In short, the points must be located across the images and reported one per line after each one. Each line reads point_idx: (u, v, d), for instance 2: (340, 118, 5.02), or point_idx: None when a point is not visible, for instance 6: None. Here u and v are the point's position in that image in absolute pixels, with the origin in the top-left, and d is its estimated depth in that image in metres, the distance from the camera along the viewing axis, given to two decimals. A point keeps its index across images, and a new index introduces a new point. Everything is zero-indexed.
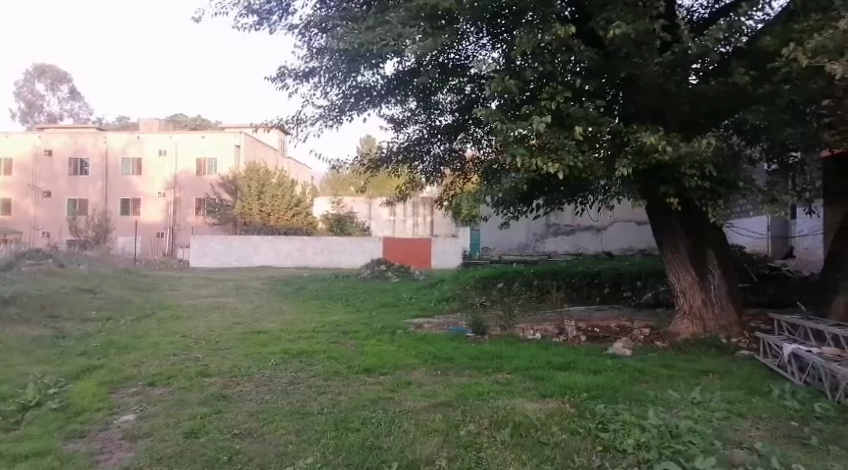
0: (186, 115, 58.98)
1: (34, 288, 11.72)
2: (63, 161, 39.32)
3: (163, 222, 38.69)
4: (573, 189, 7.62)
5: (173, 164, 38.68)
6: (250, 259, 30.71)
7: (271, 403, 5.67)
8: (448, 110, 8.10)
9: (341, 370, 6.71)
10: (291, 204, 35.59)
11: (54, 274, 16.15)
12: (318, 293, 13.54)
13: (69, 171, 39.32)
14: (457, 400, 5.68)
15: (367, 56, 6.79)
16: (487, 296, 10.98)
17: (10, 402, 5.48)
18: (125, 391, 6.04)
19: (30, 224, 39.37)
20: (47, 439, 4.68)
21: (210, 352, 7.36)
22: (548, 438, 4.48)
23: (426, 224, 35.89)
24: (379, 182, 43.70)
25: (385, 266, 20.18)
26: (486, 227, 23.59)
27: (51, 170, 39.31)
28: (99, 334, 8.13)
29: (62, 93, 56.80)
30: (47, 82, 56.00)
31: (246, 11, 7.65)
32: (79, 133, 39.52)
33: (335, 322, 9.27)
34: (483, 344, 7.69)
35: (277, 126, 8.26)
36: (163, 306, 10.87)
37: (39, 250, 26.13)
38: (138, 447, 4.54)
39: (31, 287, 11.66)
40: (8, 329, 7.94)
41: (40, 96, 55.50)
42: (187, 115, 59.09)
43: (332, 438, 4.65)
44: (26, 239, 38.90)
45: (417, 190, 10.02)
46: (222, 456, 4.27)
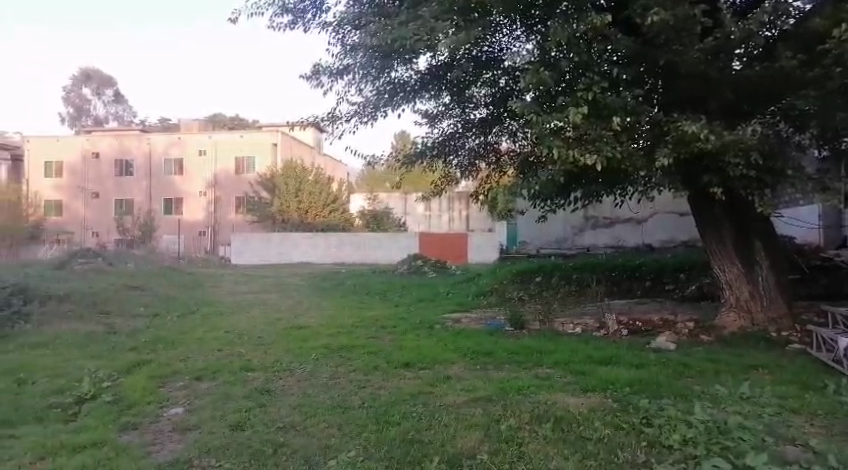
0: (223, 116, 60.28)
1: (87, 286, 12.17)
2: (108, 163, 40.64)
3: (204, 220, 39.72)
4: (611, 180, 7.47)
5: (212, 164, 39.63)
6: (288, 256, 31.20)
7: (313, 397, 5.76)
8: (483, 103, 8.03)
9: (381, 365, 6.77)
10: (327, 200, 35.94)
11: (106, 272, 16.76)
12: (356, 288, 13.70)
13: (114, 172, 40.62)
14: (497, 395, 5.67)
15: (400, 51, 6.81)
16: (524, 290, 10.90)
17: (67, 395, 5.72)
18: (172, 385, 6.23)
19: (80, 224, 40.83)
20: (103, 430, 4.87)
21: (252, 348, 7.51)
22: (590, 434, 4.43)
23: (462, 218, 35.95)
24: (413, 178, 43.78)
25: (421, 261, 20.27)
26: (524, 220, 23.40)
27: (98, 171, 40.67)
28: (148, 330, 8.39)
29: (106, 97, 58.54)
30: (92, 86, 58.18)
31: (281, 11, 7.75)
32: (124, 135, 40.79)
33: (373, 317, 9.35)
34: (523, 339, 7.65)
35: (313, 124, 8.34)
36: (207, 303, 11.13)
37: (90, 249, 27.07)
38: (187, 439, 4.68)
39: (84, 285, 12.11)
40: (63, 326, 8.28)
41: (86, 100, 57.68)
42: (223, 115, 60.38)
43: (374, 431, 4.71)
44: (76, 238, 40.39)
45: (452, 185, 10.03)
46: (267, 448, 4.36)
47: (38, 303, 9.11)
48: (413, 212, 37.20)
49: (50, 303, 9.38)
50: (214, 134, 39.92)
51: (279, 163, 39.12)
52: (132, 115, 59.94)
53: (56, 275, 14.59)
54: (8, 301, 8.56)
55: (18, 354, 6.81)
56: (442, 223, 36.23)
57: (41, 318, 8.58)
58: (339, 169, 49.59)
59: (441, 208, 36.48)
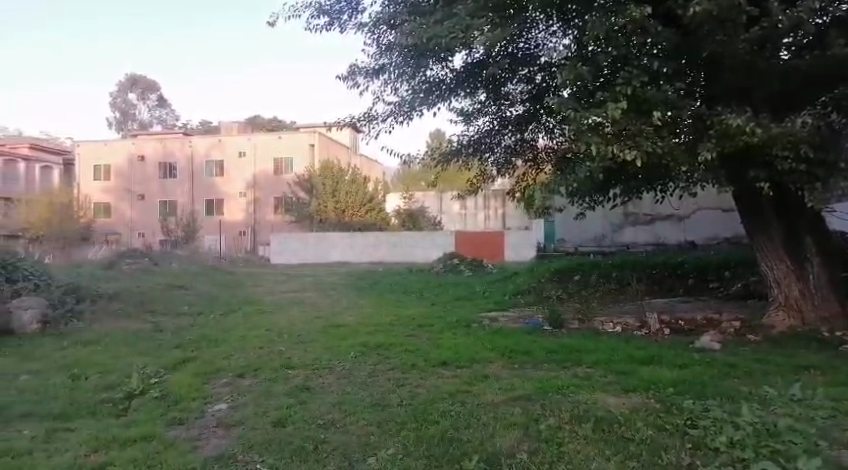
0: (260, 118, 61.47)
1: (135, 285, 12.58)
2: (153, 165, 41.91)
3: (244, 221, 40.59)
4: (651, 177, 7.31)
5: (252, 165, 40.49)
6: (326, 255, 31.58)
7: (352, 395, 5.83)
8: (518, 100, 8.00)
9: (418, 363, 6.80)
10: (364, 200, 36.19)
11: (153, 272, 17.28)
12: (393, 287, 13.78)
13: (159, 174, 41.86)
14: (536, 394, 5.63)
15: (436, 49, 6.81)
16: (563, 289, 10.76)
17: (118, 390, 5.93)
18: (216, 382, 6.39)
19: (126, 225, 42.22)
20: (152, 424, 5.03)
21: (293, 346, 7.64)
22: (632, 435, 4.36)
23: (498, 216, 35.79)
24: (447, 177, 43.72)
25: (457, 260, 20.27)
26: (561, 218, 23.10)
27: (144, 174, 41.99)
28: (192, 328, 8.63)
29: (151, 101, 60.34)
30: (138, 92, 60.15)
31: (317, 13, 7.84)
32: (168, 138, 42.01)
33: (410, 316, 9.40)
34: (561, 338, 7.56)
35: (349, 125, 8.40)
36: (249, 302, 11.38)
37: (136, 249, 27.99)
38: (232, 435, 4.80)
39: (131, 285, 12.50)
40: (113, 324, 8.58)
41: (131, 105, 59.62)
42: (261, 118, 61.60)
43: (412, 429, 4.74)
44: (124, 239, 41.79)
45: (488, 183, 10.01)
46: (308, 445, 4.43)
47: (90, 301, 9.47)
48: (448, 211, 37.22)
49: (101, 301, 9.75)
50: (252, 136, 40.75)
51: (315, 163, 39.62)
52: (175, 119, 61.68)
53: (107, 275, 15.14)
54: (62, 300, 8.78)
55: (72, 351, 7.09)
56: (477, 221, 36.12)
57: (92, 316, 8.90)
58: (375, 168, 49.90)
59: (477, 207, 36.37)
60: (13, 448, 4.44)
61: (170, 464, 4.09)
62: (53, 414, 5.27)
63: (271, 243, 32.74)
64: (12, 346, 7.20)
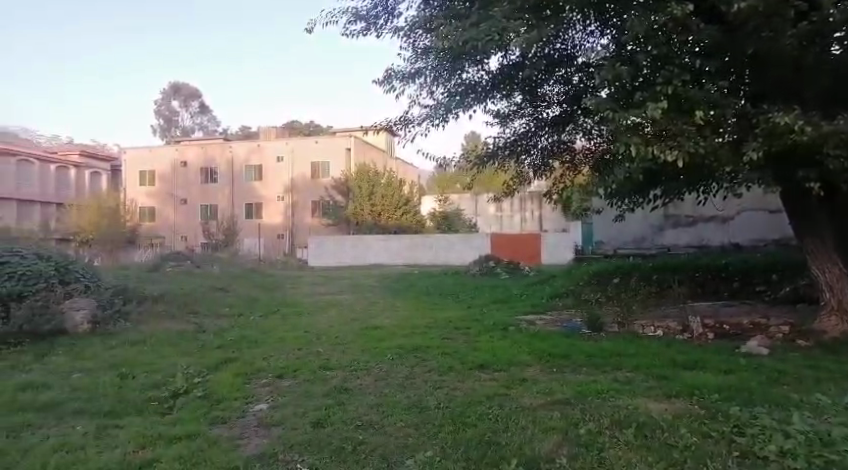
0: (297, 123, 62.55)
1: (180, 287, 12.93)
2: (195, 171, 42.97)
3: (282, 224, 41.29)
4: (694, 177, 7.13)
5: (290, 169, 41.20)
6: (363, 258, 31.83)
7: (390, 396, 5.87)
8: (555, 101, 7.96)
9: (456, 365, 6.79)
10: (400, 203, 36.14)
11: (198, 274, 17.72)
12: (431, 289, 13.82)
13: (200, 180, 42.92)
14: (575, 398, 5.56)
15: (471, 52, 6.81)
16: (602, 291, 10.59)
17: (164, 389, 6.10)
18: (257, 382, 6.52)
19: (169, 229, 43.42)
20: (196, 423, 5.16)
21: (331, 347, 7.73)
22: (676, 441, 4.26)
23: (535, 218, 35.59)
24: (483, 179, 43.63)
25: (493, 263, 20.21)
26: (600, 219, 22.76)
27: (186, 179, 43.11)
28: (234, 329, 8.81)
29: (193, 108, 62.07)
30: (181, 99, 61.99)
31: (354, 18, 7.93)
32: (209, 144, 43.10)
33: (447, 318, 9.40)
34: (601, 341, 7.46)
35: (386, 128, 8.46)
36: (289, 303, 11.57)
37: (178, 252, 28.77)
38: (272, 435, 4.88)
39: (176, 287, 12.86)
40: (158, 325, 8.83)
41: (175, 112, 61.48)
42: (299, 123, 62.68)
43: (451, 432, 4.74)
44: (167, 242, 42.96)
45: (524, 185, 9.99)
46: (347, 446, 4.48)
47: (137, 303, 9.76)
48: (484, 214, 37.17)
49: (148, 302, 10.06)
50: (290, 141, 41.46)
51: (352, 167, 40.08)
52: (216, 125, 63.31)
53: (154, 277, 15.63)
54: (110, 301, 9.04)
55: (120, 350, 7.33)
56: (514, 223, 35.89)
57: (139, 317, 9.18)
58: (410, 172, 50.21)
59: (513, 209, 36.15)
60: (67, 443, 4.62)
61: (214, 462, 4.19)
62: (103, 410, 5.46)
63: (308, 247, 33.14)
64: (64, 345, 7.48)
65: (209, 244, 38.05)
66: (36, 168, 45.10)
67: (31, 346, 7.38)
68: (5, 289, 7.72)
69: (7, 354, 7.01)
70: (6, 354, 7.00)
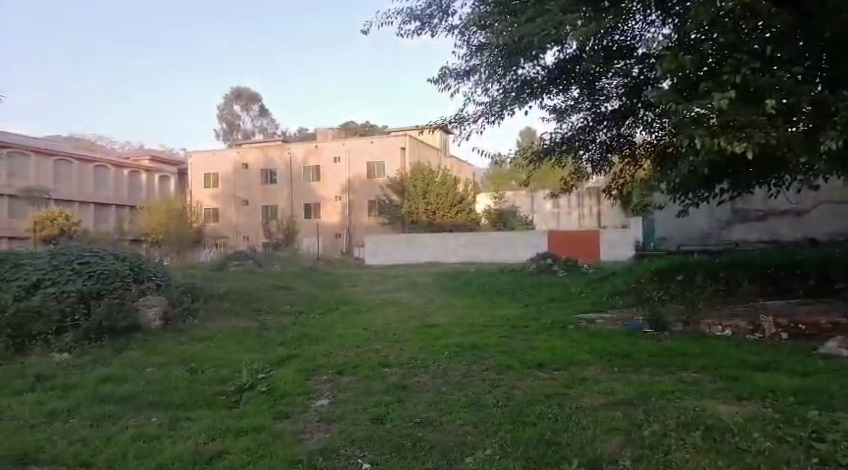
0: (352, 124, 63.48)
1: (245, 285, 13.40)
2: (256, 172, 44.36)
3: (340, 223, 42.14)
4: (764, 169, 6.78)
5: (346, 170, 41.96)
6: (418, 256, 31.97)
7: (447, 394, 5.88)
8: (614, 94, 7.79)
9: (514, 364, 6.74)
10: (455, 200, 36.21)
11: (262, 273, 18.29)
12: (487, 288, 13.76)
13: (261, 181, 44.26)
14: (638, 399, 5.41)
15: (526, 48, 6.71)
16: (664, 289, 10.27)
17: (230, 384, 6.34)
18: (318, 378, 6.67)
19: (232, 229, 45.01)
20: (261, 417, 5.34)
21: (389, 345, 7.81)
22: (748, 445, 4.08)
23: (593, 215, 34.90)
24: (540, 175, 43.07)
25: (550, 260, 19.94)
26: (661, 217, 22.28)
27: (248, 181, 44.55)
28: (294, 326, 9.05)
29: (254, 112, 64.03)
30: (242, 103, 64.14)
31: (409, 18, 7.99)
32: (268, 146, 44.39)
33: (504, 317, 9.33)
34: (664, 341, 7.24)
35: (440, 127, 8.46)
36: (349, 301, 11.78)
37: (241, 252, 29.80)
38: (334, 430, 4.99)
39: (241, 285, 13.32)
40: (224, 322, 9.16)
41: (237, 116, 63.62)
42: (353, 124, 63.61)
43: (509, 430, 4.71)
44: (231, 242, 44.61)
45: (582, 180, 9.91)
46: (407, 442, 4.52)
47: (204, 301, 10.16)
48: (540, 211, 36.70)
49: (214, 300, 10.47)
50: (346, 141, 42.23)
51: (407, 166, 40.38)
52: (275, 127, 65.20)
53: (221, 276, 16.27)
54: (179, 299, 9.46)
55: (190, 346, 7.66)
56: (571, 220, 35.33)
57: (205, 314, 9.55)
58: (465, 169, 50.12)
59: (571, 206, 35.71)
60: (144, 433, 4.87)
61: (278, 455, 4.32)
62: (175, 403, 5.72)
63: (364, 245, 33.64)
64: (139, 341, 7.85)
65: (270, 243, 39.27)
66: (111, 172, 47.79)
67: (110, 341, 7.77)
68: (87, 287, 8.43)
69: (89, 349, 7.42)
70: (88, 349, 7.41)
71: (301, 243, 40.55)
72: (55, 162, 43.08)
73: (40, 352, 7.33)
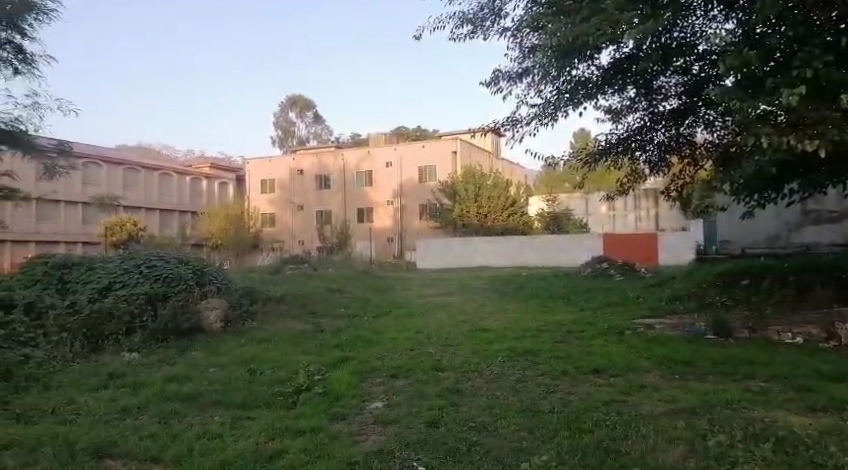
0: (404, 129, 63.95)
1: (302, 289, 13.71)
2: (311, 178, 45.36)
3: (392, 227, 42.57)
4: (839, 168, 6.41)
5: (398, 174, 42.34)
6: (469, 259, 31.80)
7: (501, 399, 5.83)
8: (673, 93, 7.56)
9: (569, 370, 6.63)
10: (506, 204, 35.96)
11: (318, 276, 18.67)
12: (540, 292, 13.59)
13: (315, 186, 45.24)
14: (702, 407, 5.22)
15: (581, 48, 6.61)
16: (728, 295, 9.87)
17: (288, 385, 6.48)
18: (372, 381, 6.74)
19: (288, 234, 46.11)
20: (317, 418, 5.43)
21: (442, 349, 7.83)
22: (824, 459, 3.86)
23: (650, 217, 34.09)
24: (595, 177, 42.36)
25: (606, 264, 19.50)
26: (723, 220, 21.83)
27: (303, 187, 45.63)
28: (349, 329, 9.20)
29: (308, 119, 65.37)
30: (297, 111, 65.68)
31: (462, 22, 8.00)
32: (322, 152, 45.34)
33: (558, 321, 9.18)
34: (728, 348, 6.96)
35: (493, 130, 8.43)
36: (402, 305, 11.86)
37: (297, 256, 30.48)
38: (388, 432, 5.03)
39: (298, 289, 13.62)
40: (280, 324, 9.40)
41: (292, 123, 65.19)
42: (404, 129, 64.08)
43: (566, 437, 4.63)
44: (287, 246, 45.80)
45: (639, 181, 9.75)
46: (461, 446, 4.52)
47: (262, 303, 10.46)
48: (595, 214, 36.21)
49: (271, 303, 10.76)
50: (398, 146, 42.65)
51: (457, 170, 40.37)
52: (329, 133, 66.45)
53: (279, 279, 16.70)
54: (238, 301, 9.80)
55: (249, 347, 7.89)
56: (627, 223, 34.63)
57: (262, 316, 9.83)
58: (518, 172, 49.64)
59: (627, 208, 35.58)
60: (208, 431, 5.05)
61: (335, 456, 4.38)
62: (236, 403, 5.90)
63: (416, 249, 33.84)
64: (201, 342, 8.13)
65: (325, 247, 40.05)
66: (173, 180, 49.89)
67: (175, 342, 8.10)
68: (155, 290, 8.83)
69: (156, 349, 7.75)
70: (155, 349, 7.74)
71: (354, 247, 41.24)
72: (124, 170, 45.45)
73: (112, 351, 7.70)
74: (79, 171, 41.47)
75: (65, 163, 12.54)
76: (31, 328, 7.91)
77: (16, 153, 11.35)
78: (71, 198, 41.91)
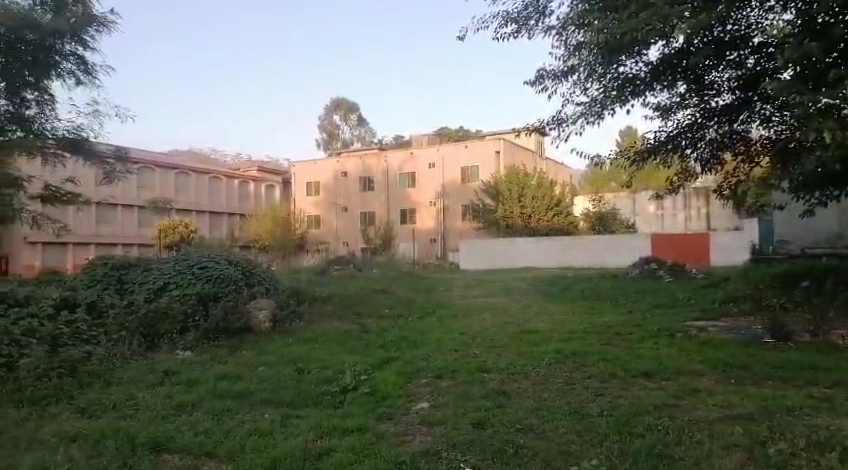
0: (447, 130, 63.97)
1: (349, 290, 13.88)
2: (355, 180, 45.88)
3: (435, 228, 42.72)
4: None
5: (442, 175, 42.42)
6: (513, 261, 31.64)
7: (549, 401, 5.76)
8: (726, 89, 7.34)
9: (618, 373, 6.50)
10: (550, 204, 35.49)
11: (364, 277, 18.86)
12: (587, 293, 13.39)
13: (359, 188, 45.72)
14: (760, 413, 5.03)
15: (629, 44, 6.48)
16: (787, 297, 9.49)
17: (334, 384, 6.56)
18: (418, 381, 6.76)
19: (334, 235, 46.75)
20: (365, 417, 5.49)
21: (487, 350, 7.80)
22: None
23: (702, 215, 34.37)
24: (643, 176, 41.59)
25: (655, 265, 19.03)
26: (780, 217, 22.14)
27: (347, 189, 46.22)
28: (394, 329, 9.25)
29: (352, 121, 66.16)
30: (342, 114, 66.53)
31: (506, 21, 7.94)
32: (367, 154, 45.81)
33: (606, 323, 9.01)
34: (789, 352, 6.69)
35: (537, 129, 8.35)
36: (447, 306, 11.85)
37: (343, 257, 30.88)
38: (435, 433, 5.03)
39: (345, 289, 13.80)
40: (326, 324, 9.54)
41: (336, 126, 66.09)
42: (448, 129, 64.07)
43: (616, 441, 4.54)
44: (333, 247, 46.64)
45: (690, 180, 9.53)
46: (508, 448, 4.48)
47: (308, 304, 10.65)
48: (643, 213, 36.26)
49: (318, 303, 10.94)
50: (441, 147, 42.73)
51: (501, 170, 40.11)
52: (372, 135, 67.10)
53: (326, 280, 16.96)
54: (286, 302, 10.00)
55: (297, 347, 8.03)
56: (677, 221, 35.07)
57: (309, 316, 9.99)
58: (564, 171, 48.94)
59: (676, 206, 34.97)
60: (259, 429, 5.15)
61: (383, 455, 4.41)
62: (285, 401, 6.00)
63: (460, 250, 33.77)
64: (251, 342, 8.33)
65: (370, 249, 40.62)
66: (223, 184, 51.23)
67: (226, 341, 8.32)
68: (206, 291, 9.09)
69: (208, 347, 7.99)
70: (207, 348, 7.98)
71: (397, 248, 41.62)
72: (176, 175, 46.96)
73: (166, 349, 7.99)
74: (134, 176, 43.09)
75: (122, 169, 13.11)
76: (93, 327, 8.24)
77: (78, 160, 12.00)
78: (128, 201, 43.55)
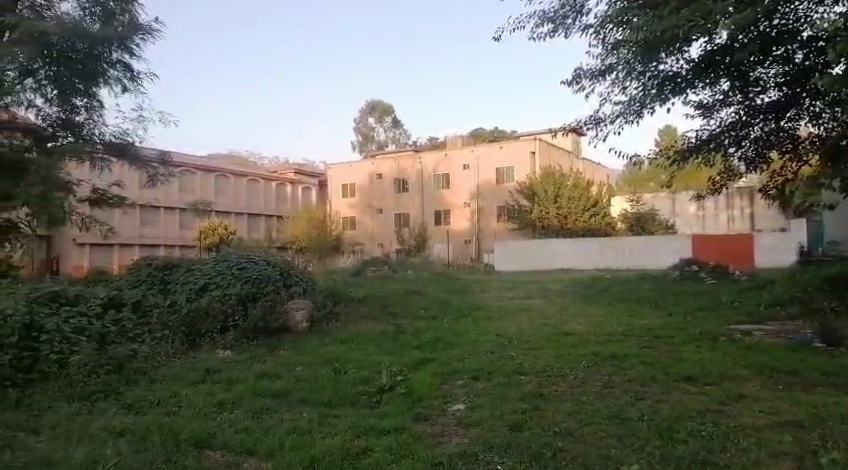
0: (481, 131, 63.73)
1: (386, 290, 13.95)
2: (388, 182, 46.18)
3: (469, 229, 42.63)
4: None
5: (476, 176, 42.31)
6: (547, 262, 31.35)
7: (587, 404, 5.67)
8: (772, 85, 7.13)
9: (658, 376, 6.36)
10: (586, 205, 35.02)
11: (399, 278, 18.91)
12: (626, 295, 13.13)
13: (393, 190, 45.95)
14: (810, 421, 4.84)
15: (669, 42, 6.34)
16: (838, 300, 9.14)
17: (370, 384, 6.59)
18: (453, 383, 6.74)
19: (368, 236, 47.17)
20: (402, 418, 5.50)
21: (523, 352, 7.73)
22: None
23: (745, 216, 33.46)
24: (683, 175, 40.65)
25: (696, 267, 18.58)
26: (831, 217, 21.27)
27: (381, 190, 46.53)
28: (430, 330, 9.25)
29: (386, 123, 66.55)
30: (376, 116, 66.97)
31: (543, 21, 7.87)
32: (401, 155, 46.04)
33: (646, 326, 8.83)
34: (840, 358, 6.44)
35: (575, 129, 8.25)
36: (483, 307, 11.78)
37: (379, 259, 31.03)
38: (471, 435, 5.00)
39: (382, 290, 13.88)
40: (362, 325, 9.60)
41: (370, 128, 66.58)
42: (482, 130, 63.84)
43: (659, 446, 4.44)
44: (367, 248, 47.05)
45: (734, 179, 9.29)
46: (546, 451, 4.42)
47: (344, 305, 10.74)
48: (683, 213, 35.47)
49: (354, 304, 11.03)
50: (475, 148, 42.66)
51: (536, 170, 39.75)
52: (406, 136, 67.33)
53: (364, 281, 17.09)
54: (322, 302, 10.12)
55: (333, 347, 8.11)
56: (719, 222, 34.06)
57: (344, 317, 10.07)
58: (600, 171, 48.22)
59: (718, 207, 34.14)
60: (297, 427, 5.22)
61: (420, 456, 4.41)
62: (322, 401, 6.06)
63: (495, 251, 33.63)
64: (289, 341, 8.45)
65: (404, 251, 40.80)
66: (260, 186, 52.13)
67: (264, 340, 8.48)
68: (245, 291, 9.28)
69: (248, 347, 8.16)
70: (247, 347, 8.14)
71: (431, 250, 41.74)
72: (215, 178, 47.99)
73: (208, 348, 8.22)
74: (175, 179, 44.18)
75: (166, 172, 13.46)
76: (138, 325, 8.50)
77: (124, 164, 12.36)
78: (170, 204, 44.67)
